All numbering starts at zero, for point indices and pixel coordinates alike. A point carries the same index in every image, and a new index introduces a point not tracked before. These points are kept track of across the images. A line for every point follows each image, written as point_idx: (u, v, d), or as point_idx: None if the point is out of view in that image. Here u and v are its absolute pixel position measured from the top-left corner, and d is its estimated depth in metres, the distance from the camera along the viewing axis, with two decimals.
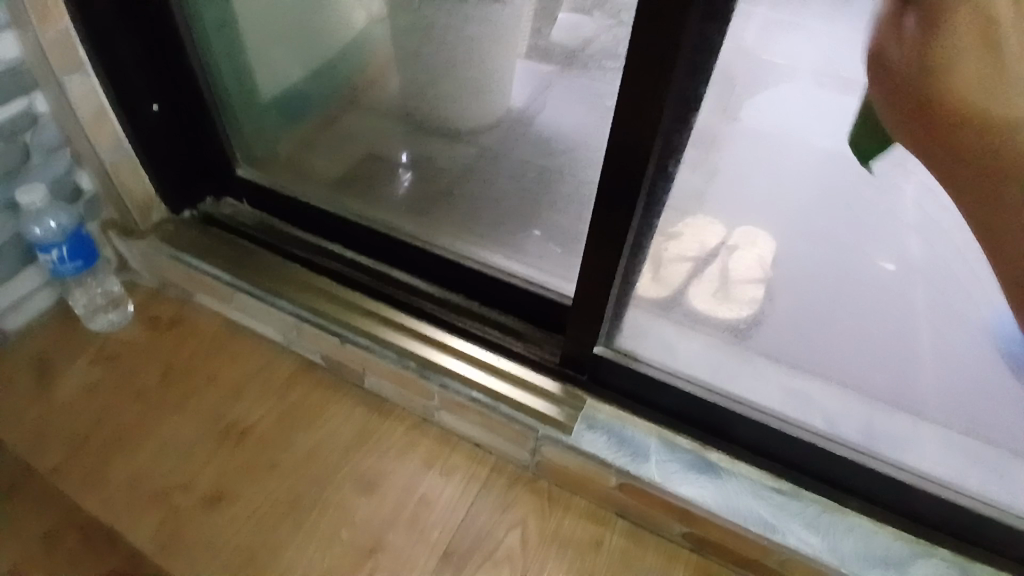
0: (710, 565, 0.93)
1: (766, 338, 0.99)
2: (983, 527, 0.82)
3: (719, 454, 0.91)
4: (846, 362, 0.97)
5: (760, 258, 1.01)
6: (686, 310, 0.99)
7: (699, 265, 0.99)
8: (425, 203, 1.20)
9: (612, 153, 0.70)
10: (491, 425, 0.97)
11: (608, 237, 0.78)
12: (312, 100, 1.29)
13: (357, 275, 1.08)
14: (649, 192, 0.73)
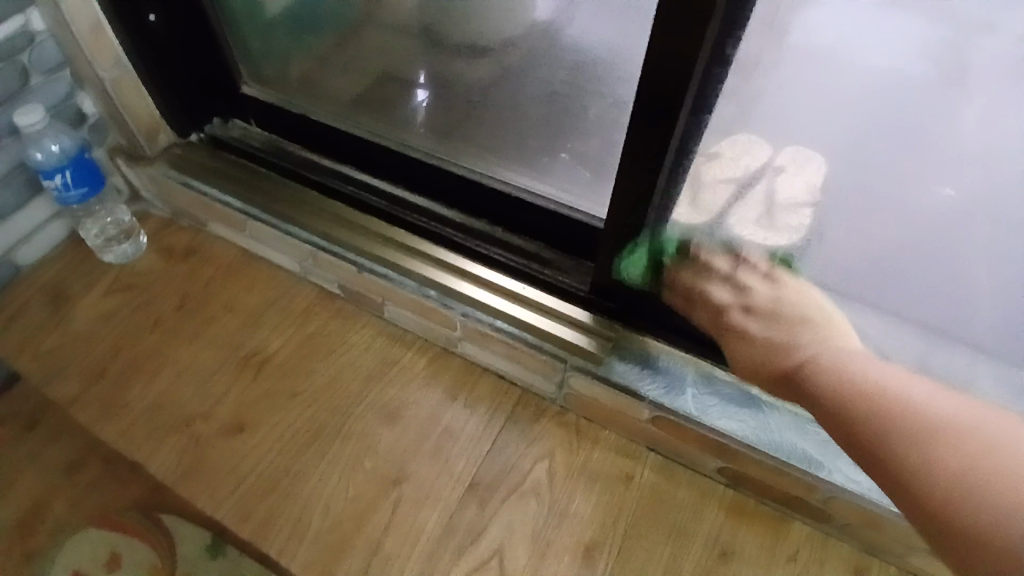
0: (746, 501, 0.89)
1: (816, 269, 0.88)
2: None
3: (761, 388, 0.85)
4: (905, 298, 0.89)
5: (810, 183, 0.84)
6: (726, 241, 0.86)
7: (743, 185, 0.83)
8: (445, 126, 1.10)
9: (659, 46, 0.60)
10: (517, 356, 0.92)
11: (649, 148, 0.69)
12: (322, 9, 1.14)
13: (373, 199, 1.01)
14: (698, 92, 0.64)
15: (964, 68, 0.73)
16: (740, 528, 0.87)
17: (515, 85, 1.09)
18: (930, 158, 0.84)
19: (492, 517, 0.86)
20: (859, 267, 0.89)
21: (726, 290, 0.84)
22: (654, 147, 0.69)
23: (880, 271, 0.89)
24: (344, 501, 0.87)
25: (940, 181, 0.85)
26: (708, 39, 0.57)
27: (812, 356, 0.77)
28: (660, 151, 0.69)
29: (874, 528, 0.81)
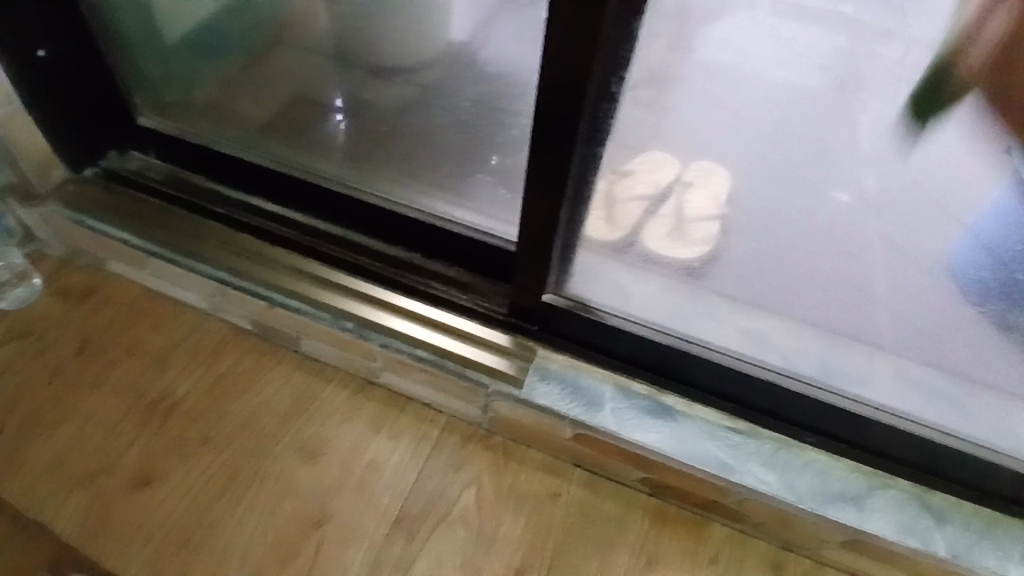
0: (669, 508, 0.91)
1: (721, 277, 0.97)
2: (942, 457, 0.82)
3: (675, 398, 0.89)
4: (803, 298, 0.97)
5: (715, 197, 1.00)
6: (641, 254, 0.96)
7: (654, 205, 0.97)
8: (362, 149, 1.08)
9: (548, 81, 0.62)
10: (439, 382, 0.91)
11: (550, 177, 0.71)
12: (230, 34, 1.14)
13: (284, 231, 0.98)
14: (591, 121, 0.66)
15: (857, 76, 0.89)
16: (663, 535, 0.89)
17: (430, 105, 1.11)
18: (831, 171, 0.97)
19: (421, 549, 0.85)
20: (759, 268, 0.98)
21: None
22: (557, 174, 0.70)
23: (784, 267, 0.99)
24: (265, 547, 0.84)
25: (841, 188, 0.97)
26: (594, 73, 0.60)
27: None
28: (562, 180, 0.71)
29: (784, 523, 0.86)
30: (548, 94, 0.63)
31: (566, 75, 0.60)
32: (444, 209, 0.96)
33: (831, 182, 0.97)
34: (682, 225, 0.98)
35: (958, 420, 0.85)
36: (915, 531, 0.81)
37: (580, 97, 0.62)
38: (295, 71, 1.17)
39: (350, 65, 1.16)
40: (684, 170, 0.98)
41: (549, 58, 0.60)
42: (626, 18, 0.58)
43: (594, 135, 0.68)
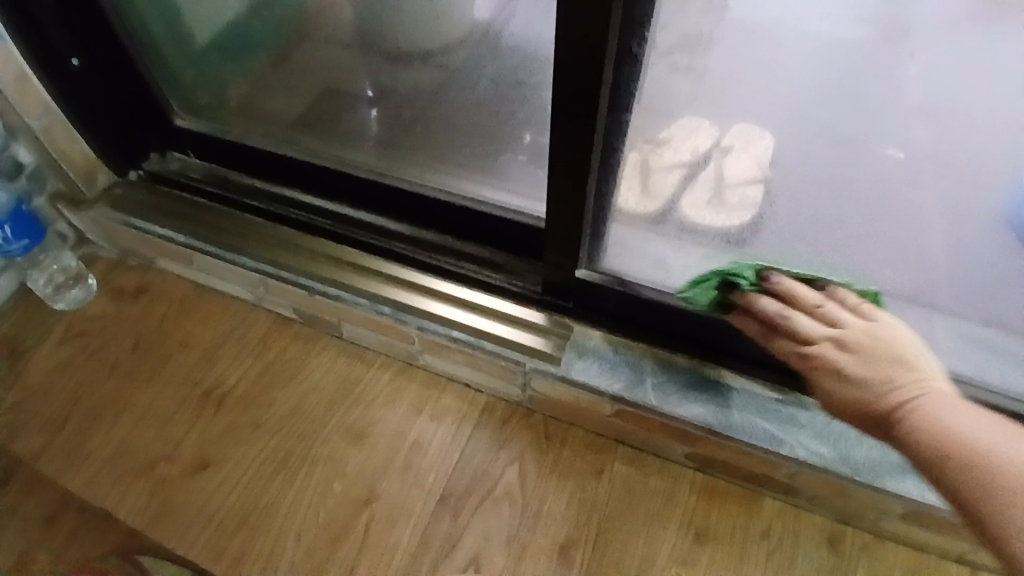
0: (717, 482, 0.89)
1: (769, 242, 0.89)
2: None
3: (719, 370, 0.86)
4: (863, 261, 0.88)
5: (756, 159, 0.90)
6: (679, 222, 0.92)
7: (692, 170, 0.92)
8: (394, 138, 1.09)
9: (565, 48, 0.60)
10: (477, 363, 0.91)
11: (575, 148, 0.69)
12: (258, 39, 1.13)
13: (320, 222, 1.00)
14: (612, 88, 0.64)
15: (903, 25, 0.80)
16: (711, 510, 0.87)
17: (456, 86, 1.07)
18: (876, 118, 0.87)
19: (466, 526, 0.86)
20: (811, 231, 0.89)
21: (813, 320, 0.69)
22: (581, 144, 0.68)
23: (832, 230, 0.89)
24: (317, 528, 0.87)
25: (889, 143, 0.87)
26: (611, 38, 0.59)
27: (918, 397, 0.61)
28: (588, 152, 0.69)
29: (841, 496, 0.82)
30: (566, 60, 0.61)
31: (582, 37, 0.59)
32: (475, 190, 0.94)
33: (887, 135, 0.87)
34: (721, 192, 0.91)
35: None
36: None
37: (598, 59, 0.60)
38: (318, 62, 1.15)
39: (368, 53, 1.12)
40: (721, 135, 0.89)
41: (565, 20, 0.58)
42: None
43: (615, 101, 0.66)
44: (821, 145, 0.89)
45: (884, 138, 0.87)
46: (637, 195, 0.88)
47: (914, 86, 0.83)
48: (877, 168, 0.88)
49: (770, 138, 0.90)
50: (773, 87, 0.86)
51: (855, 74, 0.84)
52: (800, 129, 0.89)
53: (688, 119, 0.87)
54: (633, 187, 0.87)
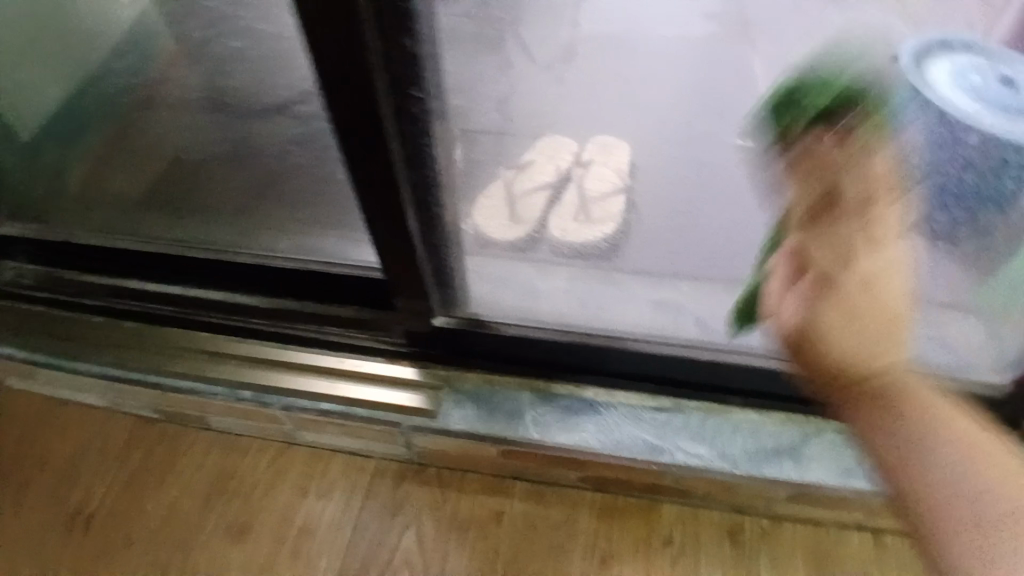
0: (617, 499, 0.89)
1: (634, 253, 1.01)
2: None
3: (595, 390, 0.87)
4: (719, 253, 1.00)
5: (618, 169, 1.03)
6: (552, 245, 0.99)
7: (557, 190, 1.02)
8: (248, 202, 1.02)
9: (342, 129, 0.58)
10: (354, 431, 0.87)
11: (386, 218, 0.67)
12: (94, 113, 1.15)
13: (173, 310, 0.93)
14: (411, 156, 0.62)
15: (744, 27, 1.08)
16: (613, 530, 0.87)
17: (296, 144, 1.05)
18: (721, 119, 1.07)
19: None
20: (670, 235, 1.02)
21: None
22: (392, 211, 0.66)
23: (688, 230, 1.02)
24: None
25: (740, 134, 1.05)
26: (387, 114, 0.56)
27: None
28: (402, 218, 0.67)
29: (729, 491, 0.84)
30: (344, 126, 0.57)
31: (350, 100, 0.55)
32: (321, 246, 0.89)
33: (731, 128, 1.07)
34: (586, 207, 1.00)
35: None
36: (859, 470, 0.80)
37: (376, 119, 0.56)
38: (174, 135, 1.14)
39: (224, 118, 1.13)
40: (580, 150, 1.05)
41: (327, 85, 0.54)
42: (399, 23, 0.51)
43: (417, 159, 0.62)
44: (687, 151, 1.06)
45: (734, 128, 1.06)
46: (506, 225, 0.98)
47: (760, 74, 1.04)
48: (731, 155, 1.05)
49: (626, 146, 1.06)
50: (627, 103, 1.10)
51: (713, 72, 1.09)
52: (667, 131, 1.07)
53: (547, 140, 1.06)
54: (499, 216, 0.98)
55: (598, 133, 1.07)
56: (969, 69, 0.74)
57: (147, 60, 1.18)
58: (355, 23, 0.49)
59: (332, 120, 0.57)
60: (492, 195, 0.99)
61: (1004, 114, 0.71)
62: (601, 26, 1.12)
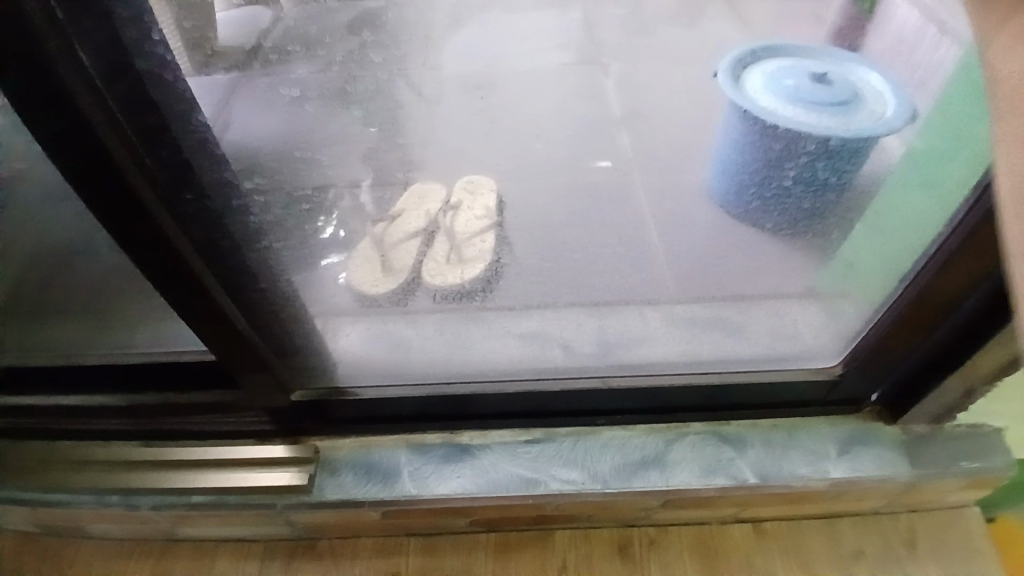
0: (510, 536, 0.92)
1: (508, 285, 1.00)
2: (728, 392, 0.85)
3: (469, 434, 0.89)
4: (594, 273, 1.00)
5: (487, 207, 1.05)
6: (432, 292, 0.98)
7: (428, 238, 1.01)
8: (107, 299, 0.90)
9: (135, 251, 0.58)
10: (231, 520, 0.88)
11: (211, 322, 0.68)
12: None
13: (14, 422, 0.85)
14: (219, 261, 0.63)
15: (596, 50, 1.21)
16: (508, 566, 0.90)
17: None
18: (586, 138, 1.11)
19: None
20: (550, 261, 1.01)
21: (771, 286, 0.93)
22: (213, 315, 0.67)
23: (568, 254, 1.02)
24: None
25: (598, 155, 1.09)
26: (178, 232, 0.58)
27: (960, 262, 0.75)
28: (227, 319, 0.68)
29: (606, 508, 0.88)
30: (130, 241, 0.57)
31: (122, 213, 0.54)
32: (172, 330, 0.82)
33: (594, 149, 1.10)
34: (458, 248, 1.00)
35: (728, 342, 0.91)
36: (720, 468, 0.86)
37: (160, 232, 0.56)
38: (7, 220, 0.87)
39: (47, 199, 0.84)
40: (449, 193, 1.04)
41: (98, 209, 0.54)
42: (150, 132, 0.51)
43: (224, 263, 0.64)
44: (561, 181, 1.06)
45: (594, 152, 1.10)
46: (380, 278, 0.97)
47: (610, 97, 1.15)
48: (591, 177, 1.07)
49: (493, 181, 1.07)
50: (496, 139, 1.11)
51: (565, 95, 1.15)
52: (537, 163, 1.08)
53: (419, 186, 1.04)
54: (376, 270, 0.97)
55: (460, 175, 1.06)
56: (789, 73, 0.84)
57: None
58: (93, 141, 0.48)
59: (117, 238, 0.57)
60: (361, 250, 0.98)
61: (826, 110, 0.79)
62: (466, 65, 1.16)
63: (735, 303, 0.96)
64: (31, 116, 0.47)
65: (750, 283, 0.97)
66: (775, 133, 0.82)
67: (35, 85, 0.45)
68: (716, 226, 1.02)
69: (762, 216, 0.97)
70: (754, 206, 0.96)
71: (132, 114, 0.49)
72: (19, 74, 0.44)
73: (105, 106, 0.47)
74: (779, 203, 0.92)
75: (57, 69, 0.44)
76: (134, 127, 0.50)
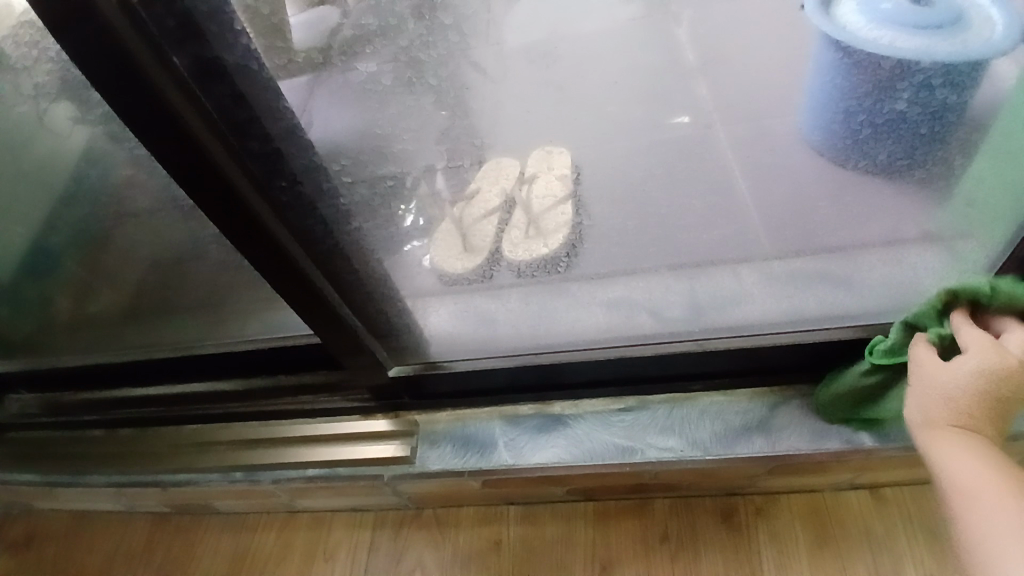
0: (608, 506, 0.92)
1: (589, 258, 0.98)
2: (831, 352, 0.80)
3: (561, 404, 0.90)
4: (682, 233, 0.96)
5: (562, 176, 1.01)
6: (513, 267, 0.99)
7: (506, 214, 1.01)
8: (209, 295, 0.92)
9: (236, 234, 0.64)
10: (343, 491, 0.94)
11: (310, 300, 0.73)
12: (60, 253, 1.01)
13: (155, 408, 0.97)
14: (306, 237, 0.67)
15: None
16: (608, 535, 0.90)
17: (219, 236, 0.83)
18: (655, 94, 0.98)
19: None
20: (635, 226, 0.98)
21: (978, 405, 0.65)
22: (307, 292, 0.72)
23: (657, 209, 0.98)
24: None
25: (677, 111, 0.98)
26: (268, 211, 0.62)
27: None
28: (320, 292, 0.73)
29: (705, 476, 0.86)
30: (228, 224, 0.63)
31: (222, 198, 0.60)
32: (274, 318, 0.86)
33: (669, 105, 0.98)
34: (535, 222, 1.00)
35: (833, 298, 0.88)
36: (831, 431, 0.81)
37: (252, 211, 0.61)
38: (128, 236, 0.94)
39: (154, 209, 0.86)
40: (523, 166, 0.99)
41: (197, 194, 0.59)
42: (238, 121, 0.55)
43: (310, 238, 0.68)
44: (637, 144, 0.99)
45: (670, 106, 0.98)
46: (462, 256, 0.98)
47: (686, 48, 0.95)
48: (667, 135, 0.99)
49: (566, 151, 1.01)
50: (560, 109, 0.97)
51: (627, 51, 0.96)
52: (608, 126, 0.98)
53: (495, 162, 0.97)
54: (454, 249, 0.98)
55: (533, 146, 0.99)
56: None
57: (71, 169, 0.89)
58: (189, 130, 0.52)
59: (218, 222, 0.63)
60: (444, 231, 0.97)
61: (927, 34, 0.67)
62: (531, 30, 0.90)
63: (841, 255, 0.91)
64: (131, 115, 0.51)
65: (852, 233, 0.91)
66: (874, 59, 0.70)
67: (137, 91, 0.49)
68: (816, 170, 0.92)
69: (868, 151, 0.84)
70: (853, 143, 0.84)
71: (218, 97, 0.53)
72: (123, 89, 0.49)
73: (196, 100, 0.51)
74: (893, 132, 0.78)
75: (148, 65, 0.48)
76: (217, 110, 0.53)
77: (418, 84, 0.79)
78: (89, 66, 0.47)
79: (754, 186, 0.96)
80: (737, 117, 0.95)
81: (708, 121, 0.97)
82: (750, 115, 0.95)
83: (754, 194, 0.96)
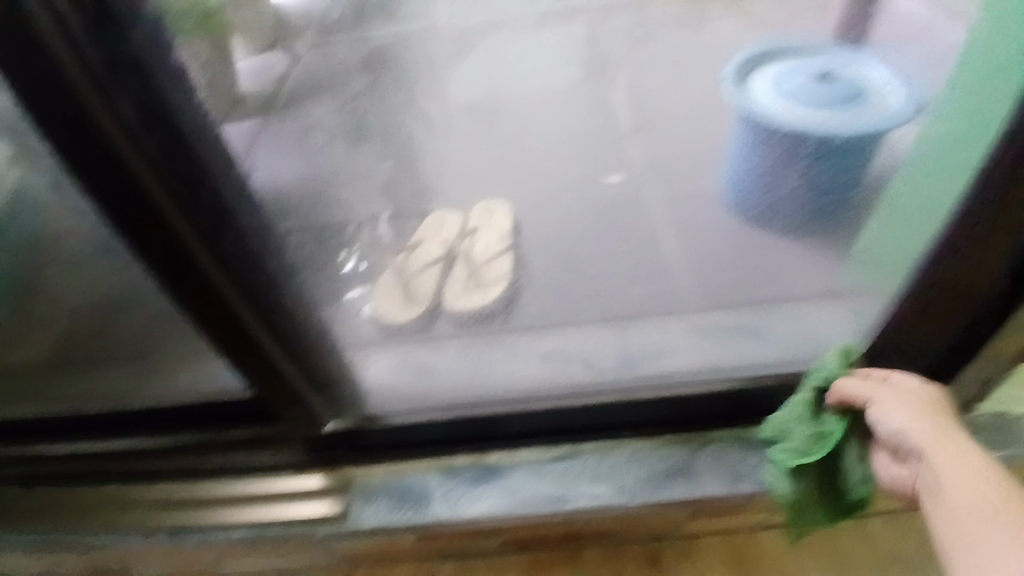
0: (542, 556, 0.94)
1: (527, 311, 1.03)
2: (743, 399, 0.88)
3: (497, 455, 0.91)
4: (611, 287, 1.04)
5: (499, 231, 1.07)
6: (453, 318, 1.02)
7: (445, 267, 1.05)
8: (129, 349, 0.89)
9: (174, 284, 0.65)
10: (272, 551, 0.92)
11: (247, 355, 0.74)
12: None
13: (71, 466, 0.93)
14: (248, 291, 0.69)
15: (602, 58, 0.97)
16: None
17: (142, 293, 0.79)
18: (589, 154, 1.09)
19: None
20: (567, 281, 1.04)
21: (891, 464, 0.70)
22: (243, 347, 0.73)
23: (587, 264, 1.05)
24: None
25: (608, 169, 1.09)
26: (212, 262, 0.64)
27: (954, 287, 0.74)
28: (260, 344, 0.73)
29: (633, 523, 0.90)
30: (167, 274, 0.64)
31: (163, 247, 0.61)
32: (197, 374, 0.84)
33: (604, 162, 1.09)
34: (475, 274, 1.04)
35: (755, 350, 0.92)
36: (746, 474, 0.86)
37: (192, 261, 0.62)
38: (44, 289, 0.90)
39: (70, 264, 0.82)
40: (466, 220, 1.08)
41: (138, 243, 0.61)
42: (185, 176, 0.57)
43: (253, 292, 0.69)
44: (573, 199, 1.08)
45: (603, 165, 1.09)
46: (402, 309, 1.00)
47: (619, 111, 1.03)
48: (601, 192, 1.09)
49: (508, 203, 1.10)
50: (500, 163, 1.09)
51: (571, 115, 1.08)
52: (546, 184, 1.08)
53: (438, 214, 1.08)
54: (395, 302, 1.01)
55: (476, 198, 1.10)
56: (790, 74, 0.80)
57: None
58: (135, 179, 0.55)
59: (157, 271, 0.64)
60: (383, 282, 1.01)
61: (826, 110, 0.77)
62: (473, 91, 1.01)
63: (754, 308, 0.98)
64: (79, 162, 0.53)
65: (762, 289, 0.99)
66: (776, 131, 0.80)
67: (85, 139, 0.52)
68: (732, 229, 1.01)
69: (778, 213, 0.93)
70: (764, 206, 0.93)
71: (164, 152, 0.55)
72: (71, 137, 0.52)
73: (144, 152, 0.54)
74: (796, 197, 0.89)
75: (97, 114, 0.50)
76: (158, 150, 0.54)
77: (360, 137, 0.91)
78: (41, 113, 0.50)
79: (674, 238, 1.06)
80: (662, 176, 1.06)
81: (637, 180, 1.08)
82: (674, 175, 1.05)
83: (674, 246, 1.06)
